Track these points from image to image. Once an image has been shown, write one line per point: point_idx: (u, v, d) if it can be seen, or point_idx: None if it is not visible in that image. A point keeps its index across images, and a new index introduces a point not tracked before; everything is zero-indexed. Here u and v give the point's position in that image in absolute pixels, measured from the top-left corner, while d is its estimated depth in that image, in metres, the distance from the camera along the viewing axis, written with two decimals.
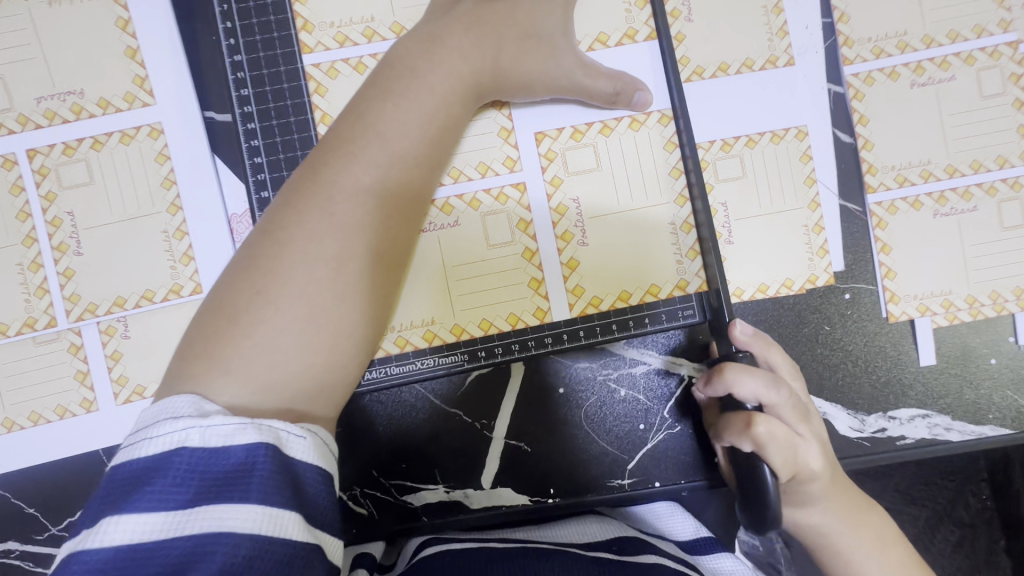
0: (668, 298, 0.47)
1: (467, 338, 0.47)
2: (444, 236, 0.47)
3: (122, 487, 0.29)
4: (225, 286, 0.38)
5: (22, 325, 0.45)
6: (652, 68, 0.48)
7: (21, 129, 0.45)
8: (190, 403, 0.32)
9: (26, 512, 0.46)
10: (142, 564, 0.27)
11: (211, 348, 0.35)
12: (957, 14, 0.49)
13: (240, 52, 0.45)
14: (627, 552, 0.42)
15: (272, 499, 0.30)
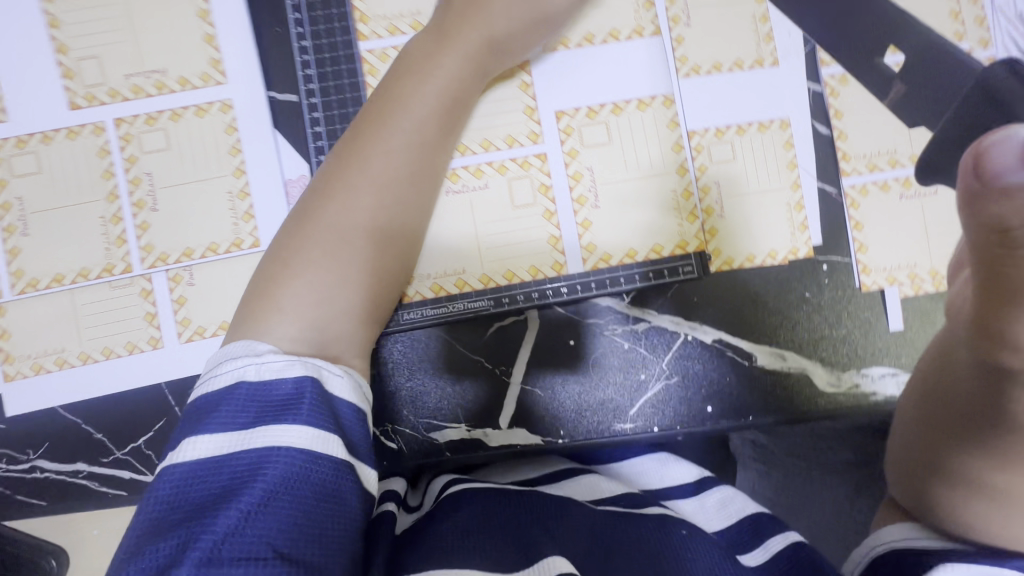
0: (670, 255, 0.55)
1: (493, 286, 0.54)
2: (474, 197, 0.54)
3: (197, 415, 0.36)
4: (277, 247, 0.47)
5: (101, 270, 0.52)
6: (656, 63, 0.56)
7: (111, 100, 0.52)
8: (245, 346, 0.39)
9: (93, 438, 0.51)
10: (217, 473, 0.33)
11: (267, 296, 0.44)
12: None
13: (306, 40, 0.53)
14: (635, 506, 0.48)
15: (318, 419, 0.35)
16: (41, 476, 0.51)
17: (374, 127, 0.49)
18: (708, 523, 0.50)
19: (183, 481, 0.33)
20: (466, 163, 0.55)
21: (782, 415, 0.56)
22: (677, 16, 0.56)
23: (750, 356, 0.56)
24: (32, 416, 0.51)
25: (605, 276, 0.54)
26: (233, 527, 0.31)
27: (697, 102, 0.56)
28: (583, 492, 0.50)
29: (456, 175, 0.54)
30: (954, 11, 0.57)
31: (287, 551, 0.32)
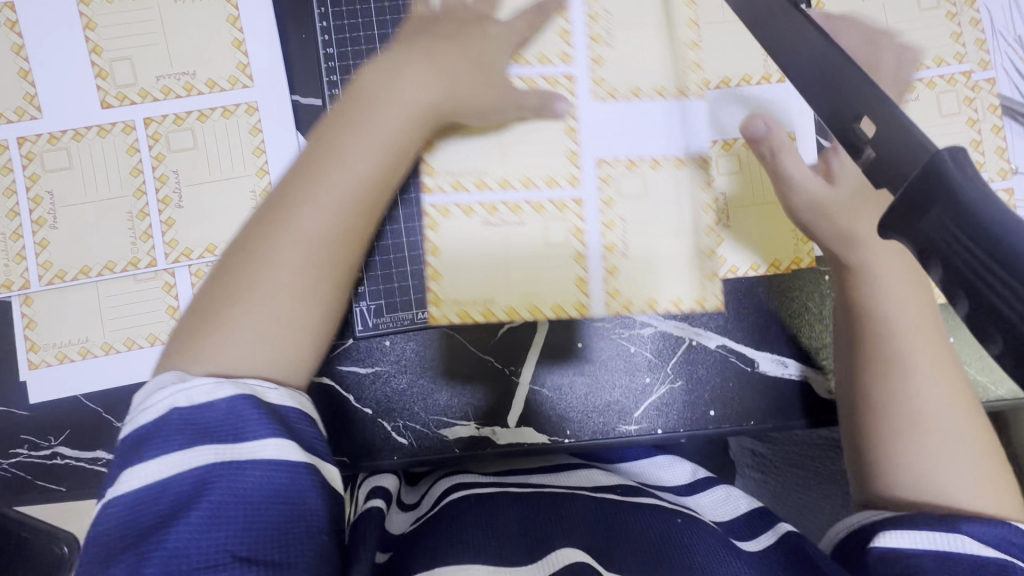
0: (691, 310, 0.56)
1: (517, 318, 0.55)
2: (512, 233, 0.55)
3: (131, 449, 0.34)
4: (234, 263, 0.42)
5: (126, 264, 0.53)
6: (668, 73, 0.57)
7: (141, 101, 0.54)
8: (175, 374, 0.36)
9: (114, 426, 0.53)
10: (160, 500, 0.32)
11: (225, 311, 0.39)
12: (921, 47, 0.59)
13: (332, 46, 0.55)
14: (629, 493, 0.50)
15: (263, 431, 0.34)
16: (62, 462, 0.52)
17: (330, 139, 0.44)
18: (709, 511, 0.51)
19: (128, 512, 0.32)
20: (504, 199, 0.56)
21: (783, 420, 0.57)
22: (692, 24, 0.57)
23: (753, 363, 0.57)
24: (54, 403, 0.53)
25: (619, 304, 0.56)
26: (185, 547, 0.30)
27: (708, 117, 0.57)
28: (579, 482, 0.52)
29: (494, 209, 0.56)
30: (955, 33, 0.59)
31: (248, 556, 0.31)
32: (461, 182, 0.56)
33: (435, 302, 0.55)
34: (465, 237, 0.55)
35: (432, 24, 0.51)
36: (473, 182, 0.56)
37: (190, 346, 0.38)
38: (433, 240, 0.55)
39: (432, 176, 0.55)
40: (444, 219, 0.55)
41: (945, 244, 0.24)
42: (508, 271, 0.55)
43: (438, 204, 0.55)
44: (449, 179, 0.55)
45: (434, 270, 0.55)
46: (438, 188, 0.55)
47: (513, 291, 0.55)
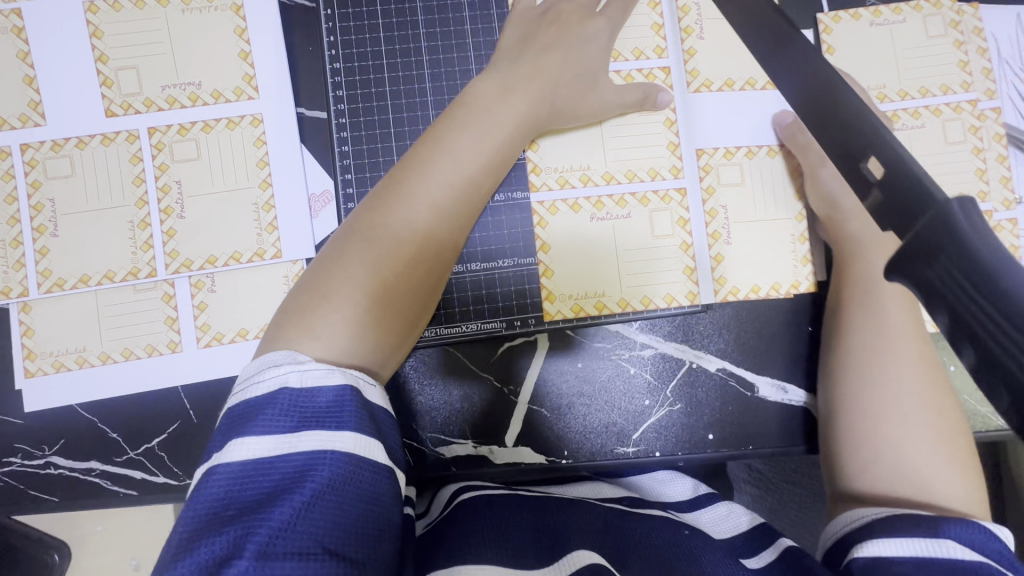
0: (787, 296, 0.57)
1: (631, 309, 0.56)
2: (618, 225, 0.57)
3: (242, 418, 0.37)
4: (326, 255, 0.45)
5: (126, 274, 0.53)
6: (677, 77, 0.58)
7: (146, 110, 0.54)
8: (288, 353, 0.39)
9: (109, 437, 0.52)
10: (267, 473, 0.35)
11: (304, 314, 0.41)
12: (927, 74, 0.59)
13: (339, 61, 0.55)
14: (635, 505, 0.52)
15: (362, 425, 0.37)
16: (55, 472, 0.52)
17: (420, 158, 0.47)
18: (708, 527, 0.51)
19: (236, 480, 0.35)
20: (609, 192, 0.57)
21: (782, 445, 0.57)
22: (690, 28, 0.58)
23: (753, 387, 0.57)
24: (50, 413, 0.52)
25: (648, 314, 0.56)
26: (286, 523, 0.33)
27: (710, 133, 0.58)
28: (585, 493, 0.54)
29: (599, 203, 0.57)
30: (963, 61, 0.59)
31: (333, 544, 0.34)
32: (568, 179, 0.57)
33: (548, 298, 0.56)
34: (572, 229, 0.56)
35: (537, 32, 0.54)
36: (578, 177, 0.57)
37: (288, 331, 0.41)
38: (543, 237, 0.56)
39: (538, 174, 0.56)
40: (552, 216, 0.56)
41: (948, 290, 0.24)
42: (609, 263, 0.56)
43: (545, 201, 0.56)
44: (555, 176, 0.56)
45: (546, 267, 0.56)
46: (546, 185, 0.56)
47: (622, 284, 0.56)
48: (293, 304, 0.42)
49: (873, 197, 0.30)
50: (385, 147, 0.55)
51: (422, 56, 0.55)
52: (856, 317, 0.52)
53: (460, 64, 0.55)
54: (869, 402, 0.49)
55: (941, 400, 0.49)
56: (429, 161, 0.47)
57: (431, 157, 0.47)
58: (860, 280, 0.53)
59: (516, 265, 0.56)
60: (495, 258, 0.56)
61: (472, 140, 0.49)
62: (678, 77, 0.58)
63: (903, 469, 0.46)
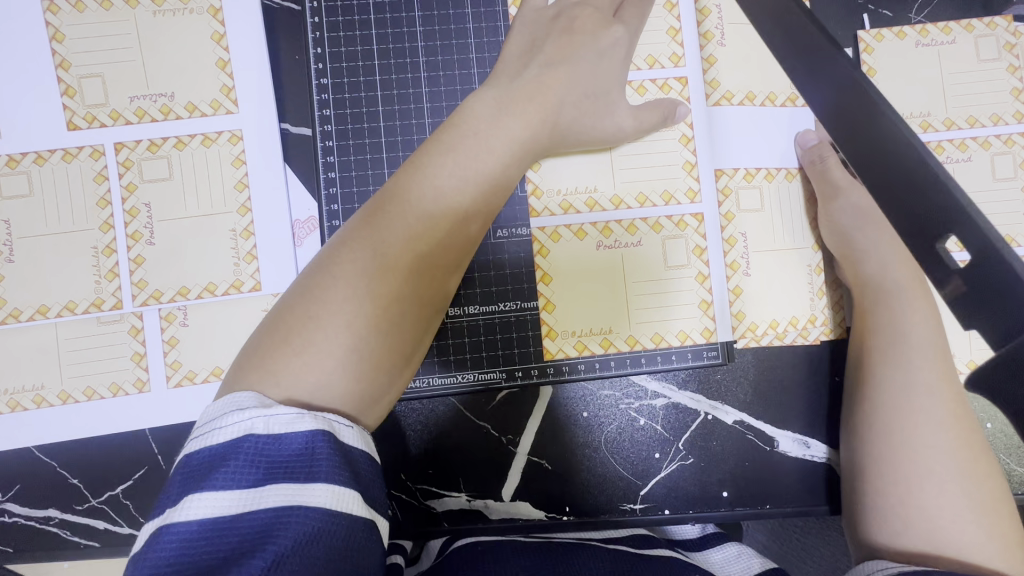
0: (815, 341, 0.51)
1: (640, 348, 0.51)
2: (628, 254, 0.51)
3: (199, 468, 0.31)
4: (302, 287, 0.39)
5: (89, 305, 0.48)
6: (695, 91, 0.51)
7: (112, 123, 0.49)
8: (254, 396, 0.34)
9: (69, 482, 0.48)
10: (225, 534, 0.29)
11: (268, 361, 0.36)
12: (976, 102, 0.53)
13: (327, 76, 0.49)
14: (643, 545, 0.47)
15: (338, 476, 0.31)
16: (10, 520, 0.48)
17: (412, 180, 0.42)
18: (719, 567, 0.46)
19: (187, 543, 0.29)
20: (618, 217, 0.51)
21: (803, 504, 0.51)
22: (710, 33, 0.51)
23: (772, 442, 0.51)
24: (5, 455, 0.48)
25: (654, 354, 0.51)
26: None
27: (727, 153, 0.51)
28: (587, 534, 0.50)
29: (608, 229, 0.51)
30: (1016, 88, 0.53)
31: None
32: (572, 203, 0.51)
33: (549, 334, 0.51)
34: (578, 260, 0.51)
35: (535, 52, 0.48)
36: (584, 202, 0.51)
37: (249, 379, 0.35)
38: (544, 266, 0.51)
39: (538, 197, 0.51)
40: (554, 244, 0.51)
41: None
42: (617, 295, 0.51)
43: (547, 227, 0.51)
44: (558, 200, 0.51)
45: (547, 300, 0.51)
46: (547, 211, 0.51)
47: (632, 320, 0.51)
48: (258, 346, 0.37)
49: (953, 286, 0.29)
50: (376, 172, 0.50)
51: (419, 72, 0.50)
52: (878, 373, 0.46)
53: (461, 82, 0.50)
54: (897, 467, 0.42)
55: (978, 468, 0.41)
56: (408, 186, 0.42)
57: (412, 183, 0.42)
58: (883, 330, 0.47)
59: (518, 308, 0.51)
60: (495, 300, 0.51)
61: (456, 165, 0.43)
62: (697, 87, 0.51)
63: (938, 543, 0.39)
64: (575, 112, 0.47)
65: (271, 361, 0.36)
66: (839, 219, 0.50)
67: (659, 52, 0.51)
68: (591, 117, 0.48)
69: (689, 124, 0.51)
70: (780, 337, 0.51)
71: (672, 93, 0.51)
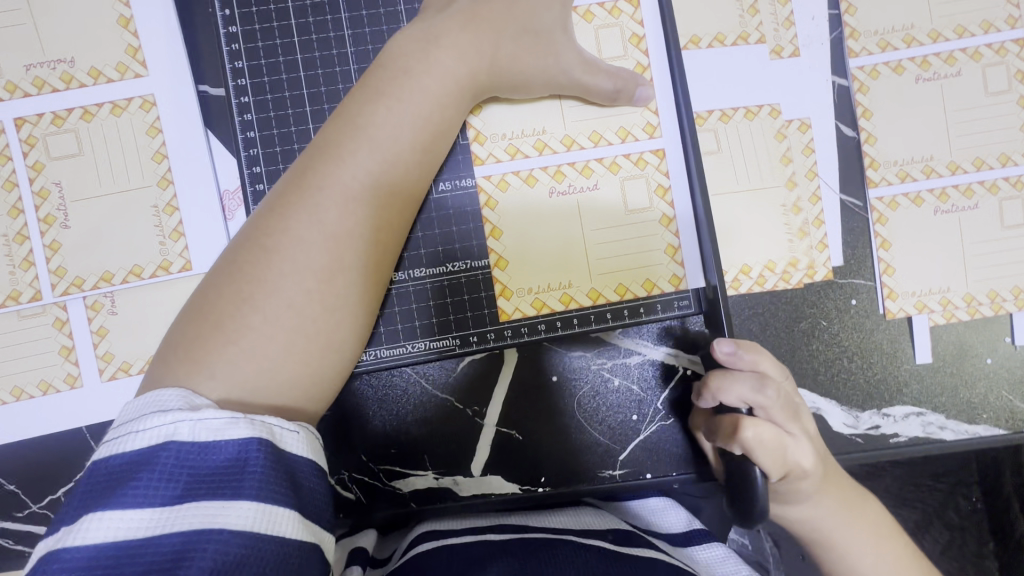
0: (797, 286, 0.48)
1: (604, 302, 0.47)
2: (583, 199, 0.47)
3: (107, 482, 0.27)
4: (223, 262, 0.36)
5: (6, 298, 0.44)
6: (650, 11, 0.46)
7: (8, 97, 0.44)
8: (180, 395, 0.30)
9: (6, 489, 0.45)
10: (127, 563, 0.25)
11: (188, 346, 0.33)
12: (965, 10, 0.48)
13: (236, 24, 0.44)
14: (623, 542, 0.42)
15: (270, 493, 0.28)
16: None
17: (341, 138, 0.38)
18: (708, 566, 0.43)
19: (82, 572, 0.25)
20: (570, 160, 0.46)
21: None
22: None
23: None
24: None
25: (621, 308, 0.47)
26: None
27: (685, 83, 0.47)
28: (567, 523, 0.45)
29: (559, 173, 0.46)
30: None
31: None
32: (519, 147, 0.46)
33: (503, 294, 0.47)
34: (530, 211, 0.47)
35: None
36: (532, 145, 0.46)
37: (173, 369, 0.32)
38: (491, 219, 0.47)
39: (482, 143, 0.46)
40: (502, 193, 0.46)
41: None
42: (577, 245, 0.47)
43: (493, 175, 0.46)
44: (503, 145, 0.46)
45: (498, 256, 0.47)
46: (492, 157, 0.46)
47: (592, 272, 0.47)
48: (180, 335, 0.34)
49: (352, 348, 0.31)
50: (300, 129, 0.45)
51: (339, 13, 0.45)
52: None
53: (387, 21, 0.45)
54: None
55: None
56: (346, 142, 0.38)
57: (343, 137, 0.38)
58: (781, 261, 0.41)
59: (469, 268, 0.47)
60: (443, 260, 0.47)
61: (388, 112, 0.39)
62: (651, 10, 0.46)
63: None
64: (517, 48, 0.43)
65: (193, 344, 0.33)
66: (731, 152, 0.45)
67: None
68: (538, 53, 0.43)
69: (644, 51, 0.46)
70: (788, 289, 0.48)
71: (623, 17, 0.46)
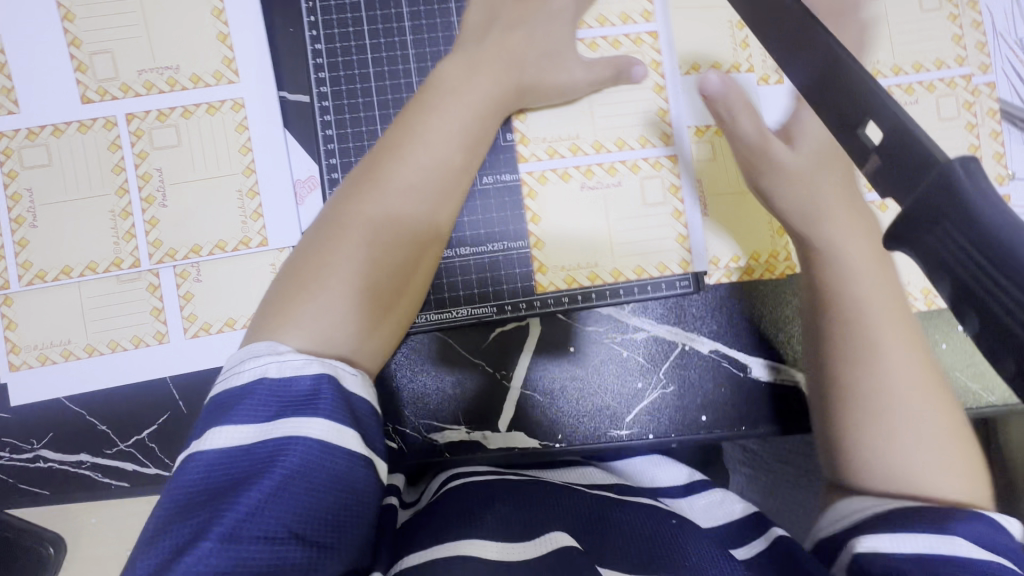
0: (781, 277, 0.56)
1: (624, 279, 0.55)
2: (610, 193, 0.55)
3: (220, 408, 0.35)
4: (306, 240, 0.44)
5: (109, 265, 0.52)
6: (662, 43, 0.56)
7: (122, 96, 0.52)
8: (268, 344, 0.38)
9: (98, 429, 0.52)
10: (239, 462, 0.33)
11: (281, 305, 0.40)
12: (921, 49, 0.58)
13: (320, 43, 0.53)
14: (625, 492, 0.49)
15: (338, 415, 0.35)
16: (46, 466, 0.52)
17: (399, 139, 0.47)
18: (695, 516, 0.47)
19: (208, 469, 0.33)
20: (599, 160, 0.55)
21: (779, 427, 0.56)
22: None
23: (746, 367, 0.56)
24: (37, 408, 0.52)
25: (630, 287, 0.55)
26: (253, 508, 0.31)
27: (690, 100, 0.56)
28: (572, 479, 0.50)
29: (590, 171, 0.55)
30: (958, 34, 0.58)
31: (301, 532, 0.32)
32: (557, 148, 0.55)
33: (540, 269, 0.55)
34: (564, 202, 0.55)
35: (515, 18, 0.52)
36: (567, 147, 0.55)
37: (266, 322, 0.40)
38: (533, 207, 0.55)
39: (526, 145, 0.55)
40: (542, 185, 0.55)
41: (977, 283, 0.24)
42: (606, 231, 0.55)
43: (535, 171, 0.55)
44: (543, 147, 0.55)
45: (537, 238, 0.55)
46: (534, 156, 0.55)
47: (615, 255, 0.55)
48: (270, 298, 0.42)
49: (872, 163, 0.31)
50: (370, 130, 0.54)
51: (405, 36, 0.54)
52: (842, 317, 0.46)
53: (445, 44, 0.54)
54: (857, 388, 0.44)
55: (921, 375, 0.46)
56: (413, 144, 0.46)
57: (411, 140, 0.47)
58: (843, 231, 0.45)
59: (506, 249, 0.55)
60: (485, 242, 0.55)
61: (445, 119, 0.48)
62: (662, 41, 0.56)
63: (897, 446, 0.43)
64: (554, 69, 0.52)
65: (283, 302, 0.41)
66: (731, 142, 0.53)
67: (631, 9, 0.56)
68: (571, 75, 0.53)
69: (661, 74, 0.56)
70: (774, 279, 0.56)
71: (638, 46, 0.56)
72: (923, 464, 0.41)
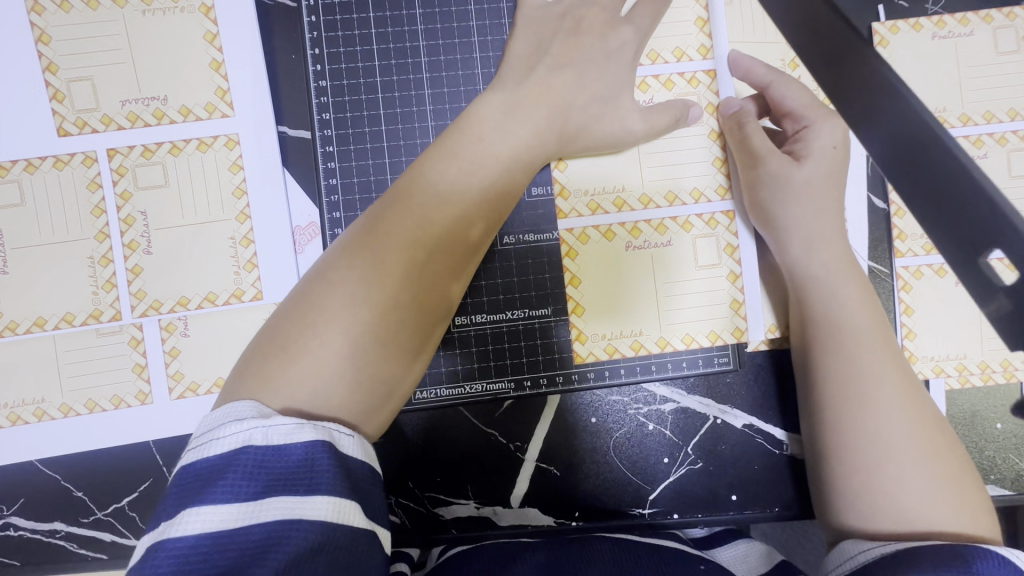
0: None
1: (670, 350, 0.50)
2: (657, 253, 0.50)
3: (192, 487, 0.28)
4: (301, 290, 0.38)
5: (87, 316, 0.47)
6: (705, 85, 0.50)
7: (103, 129, 0.47)
8: (251, 408, 0.32)
9: (74, 495, 0.48)
10: (222, 550, 0.26)
11: (267, 367, 0.35)
12: (994, 97, 0.52)
13: (325, 79, 0.48)
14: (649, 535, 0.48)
15: (341, 488, 0.30)
16: (16, 534, 0.48)
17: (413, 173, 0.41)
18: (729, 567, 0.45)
19: (183, 561, 0.26)
20: (647, 218, 0.50)
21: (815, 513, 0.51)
22: (702, 19, 0.50)
23: (783, 446, 0.51)
24: (9, 471, 0.47)
25: (663, 361, 0.51)
26: None
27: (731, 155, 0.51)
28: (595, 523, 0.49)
29: (636, 230, 0.50)
30: None
31: None
32: (600, 203, 0.50)
33: (579, 338, 0.50)
34: (606, 264, 0.50)
35: (543, 54, 0.47)
36: (612, 202, 0.50)
37: (251, 387, 0.34)
38: (570, 268, 0.50)
39: (565, 198, 0.50)
40: (582, 245, 0.50)
41: None
42: (647, 296, 0.50)
43: (575, 228, 0.50)
44: (586, 201, 0.50)
45: (576, 304, 0.50)
46: (574, 212, 0.50)
47: (660, 324, 0.50)
48: (255, 357, 0.36)
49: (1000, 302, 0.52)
50: (378, 178, 0.48)
51: (421, 74, 0.48)
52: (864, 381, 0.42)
53: (464, 83, 0.49)
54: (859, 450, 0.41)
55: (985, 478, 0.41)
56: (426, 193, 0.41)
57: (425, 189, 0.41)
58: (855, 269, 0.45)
59: (526, 316, 0.50)
60: (503, 309, 0.50)
61: (462, 172, 0.42)
62: (702, 83, 0.50)
63: None
64: (583, 114, 0.47)
65: (267, 365, 0.35)
66: (764, 190, 0.48)
67: (687, 45, 0.50)
68: (602, 121, 0.47)
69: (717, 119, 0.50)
70: None
71: (675, 88, 0.50)
72: (952, 512, 0.38)
